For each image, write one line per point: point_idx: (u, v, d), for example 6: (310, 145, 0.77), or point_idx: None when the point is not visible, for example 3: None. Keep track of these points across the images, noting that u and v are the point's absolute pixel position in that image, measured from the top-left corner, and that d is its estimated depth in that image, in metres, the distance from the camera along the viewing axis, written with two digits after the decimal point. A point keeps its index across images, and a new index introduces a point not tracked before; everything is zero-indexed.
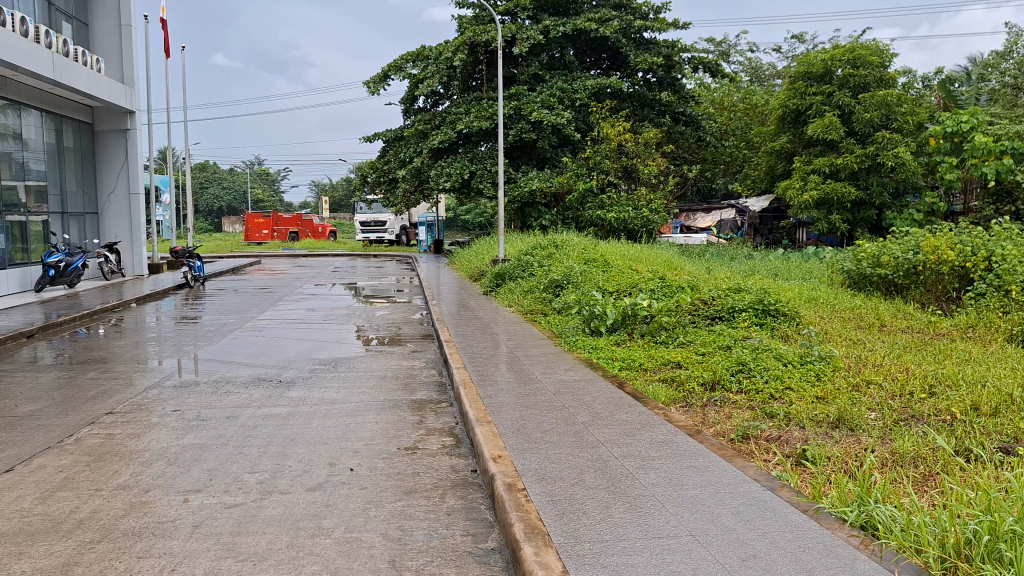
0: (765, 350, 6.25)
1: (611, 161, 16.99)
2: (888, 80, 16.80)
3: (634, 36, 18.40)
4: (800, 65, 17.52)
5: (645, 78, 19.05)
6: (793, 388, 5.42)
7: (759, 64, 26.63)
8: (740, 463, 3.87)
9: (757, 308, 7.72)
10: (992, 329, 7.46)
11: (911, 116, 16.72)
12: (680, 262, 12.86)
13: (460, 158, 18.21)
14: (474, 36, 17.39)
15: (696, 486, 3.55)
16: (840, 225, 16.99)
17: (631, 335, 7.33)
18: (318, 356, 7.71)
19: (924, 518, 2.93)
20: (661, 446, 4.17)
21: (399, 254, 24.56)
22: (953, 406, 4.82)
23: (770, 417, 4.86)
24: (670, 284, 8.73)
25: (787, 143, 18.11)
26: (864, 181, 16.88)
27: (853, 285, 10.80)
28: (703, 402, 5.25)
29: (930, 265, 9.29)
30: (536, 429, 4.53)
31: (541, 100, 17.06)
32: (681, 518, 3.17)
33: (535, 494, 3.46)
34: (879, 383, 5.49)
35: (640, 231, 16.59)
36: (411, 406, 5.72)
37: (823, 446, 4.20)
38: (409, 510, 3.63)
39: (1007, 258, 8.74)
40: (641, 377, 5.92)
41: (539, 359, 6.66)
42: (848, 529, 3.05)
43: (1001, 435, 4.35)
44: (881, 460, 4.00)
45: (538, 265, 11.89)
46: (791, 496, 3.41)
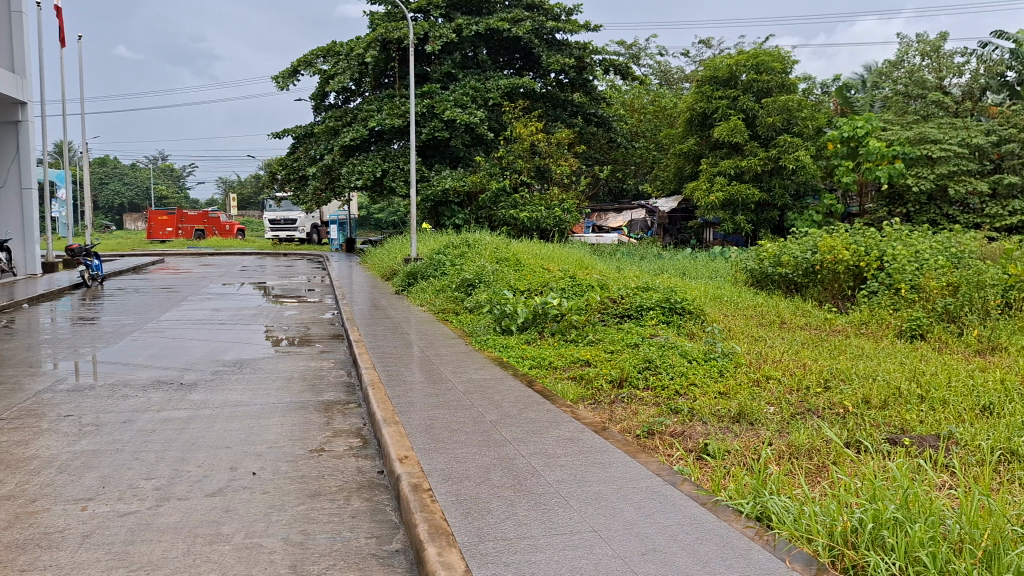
0: (671, 348, 6.39)
1: (524, 161, 17.14)
2: (789, 85, 17.39)
3: (547, 36, 18.57)
4: (707, 69, 17.92)
5: (558, 79, 19.12)
6: (696, 384, 5.56)
7: (668, 68, 27.22)
8: (643, 459, 3.95)
9: (664, 307, 7.89)
10: (883, 325, 7.80)
11: (811, 121, 17.36)
12: (591, 262, 12.92)
13: (372, 156, 17.98)
14: (386, 33, 17.19)
15: (600, 482, 3.61)
16: (745, 225, 17.52)
17: (542, 334, 7.38)
18: (224, 357, 7.51)
19: (815, 508, 3.05)
20: (568, 444, 4.21)
21: (310, 253, 24.09)
22: (846, 400, 5.03)
23: (674, 412, 4.98)
24: (580, 283, 8.81)
25: (694, 145, 18.51)
26: (767, 183, 17.46)
27: (754, 283, 11.13)
28: (611, 399, 5.34)
29: (827, 264, 9.71)
30: (445, 429, 4.52)
31: (453, 99, 17.00)
32: (585, 514, 3.21)
33: (440, 494, 3.45)
34: (777, 378, 5.68)
35: (552, 230, 16.69)
36: (318, 408, 5.62)
37: (724, 440, 4.33)
38: (313, 512, 3.57)
39: (897, 258, 9.19)
40: (550, 376, 5.95)
41: (450, 359, 6.64)
42: (744, 520, 3.15)
43: (890, 426, 4.56)
44: (778, 453, 4.15)
45: (450, 265, 11.84)
46: (691, 490, 3.50)
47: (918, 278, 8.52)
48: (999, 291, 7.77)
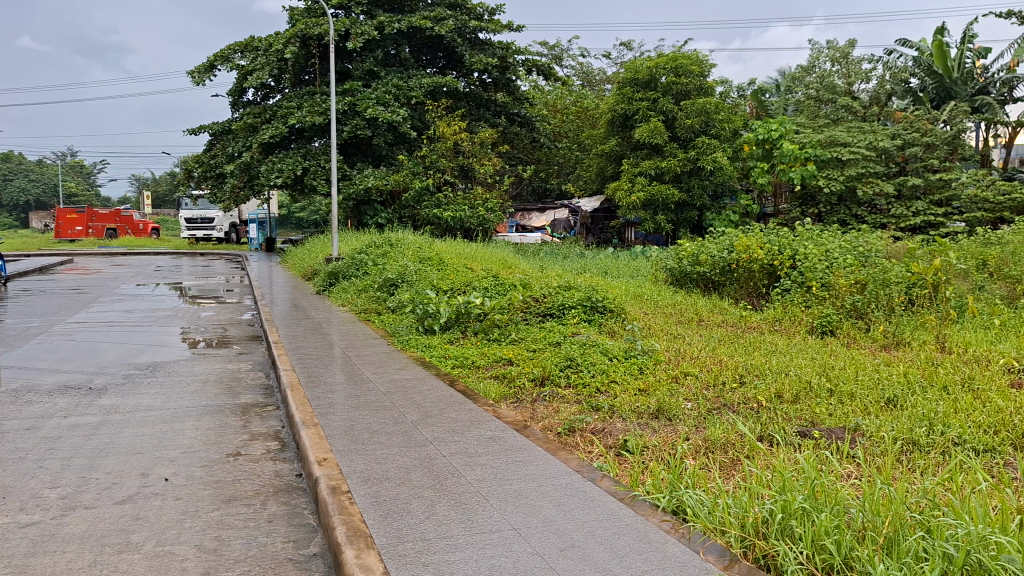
0: (592, 346, 6.48)
1: (447, 160, 17.08)
2: (707, 88, 17.79)
3: (470, 36, 18.59)
4: (627, 71, 18.14)
5: (481, 78, 19.16)
6: (617, 381, 5.64)
7: (590, 70, 27.57)
8: (563, 456, 3.99)
9: (586, 305, 7.98)
10: (796, 322, 8.06)
11: (727, 123, 17.79)
12: (515, 262, 12.89)
13: (293, 153, 17.67)
14: (306, 29, 16.90)
15: (520, 480, 3.62)
16: (665, 225, 17.82)
17: (465, 333, 7.38)
18: (136, 360, 7.26)
19: (727, 501, 3.13)
20: (490, 443, 4.22)
21: (228, 254, 23.51)
22: (760, 395, 5.18)
23: (595, 409, 5.04)
24: (503, 283, 8.85)
25: (616, 146, 18.74)
26: (686, 184, 17.84)
27: (673, 282, 11.34)
28: (533, 397, 5.37)
29: (742, 263, 9.99)
30: (365, 430, 4.47)
31: (375, 96, 16.83)
32: (504, 512, 3.23)
33: (359, 496, 3.41)
34: (695, 375, 5.81)
35: (475, 230, 16.86)
36: (235, 411, 5.49)
37: (643, 436, 4.40)
38: (227, 518, 3.49)
39: (808, 257, 9.51)
40: (473, 375, 5.94)
41: (372, 359, 6.58)
42: (660, 514, 3.21)
43: (801, 419, 4.72)
44: (694, 447, 4.25)
45: (372, 265, 11.73)
46: (609, 486, 3.55)
47: (828, 276, 8.83)
48: (903, 288, 8.10)
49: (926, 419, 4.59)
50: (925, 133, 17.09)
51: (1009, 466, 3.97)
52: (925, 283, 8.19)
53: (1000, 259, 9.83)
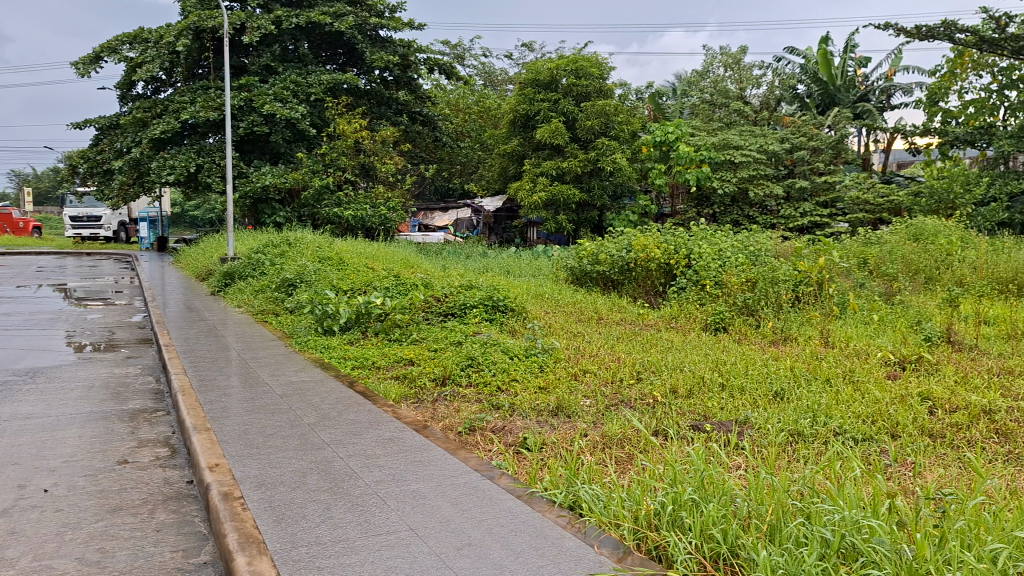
0: (493, 345, 6.51)
1: (347, 158, 16.90)
2: (606, 90, 18.09)
3: (370, 33, 18.34)
4: (528, 73, 18.29)
5: (382, 76, 18.93)
6: (518, 379, 5.70)
7: (492, 69, 27.75)
8: (462, 455, 4.00)
9: (487, 304, 8.03)
10: (691, 319, 8.31)
11: (626, 125, 18.15)
12: (417, 262, 12.73)
13: (186, 149, 17.08)
14: (199, 21, 16.35)
15: (418, 480, 3.61)
16: (566, 225, 18.06)
17: (365, 333, 7.28)
18: (15, 366, 6.88)
19: (621, 495, 3.20)
20: (388, 444, 4.19)
21: (118, 253, 22.53)
22: (655, 391, 5.33)
23: (496, 408, 5.07)
24: (404, 283, 8.81)
25: (518, 146, 18.74)
26: (586, 184, 18.14)
27: (574, 280, 11.48)
28: (434, 397, 5.36)
29: (640, 262, 10.25)
30: (259, 434, 4.37)
31: (272, 92, 16.44)
32: (402, 513, 3.21)
33: (252, 502, 3.33)
34: (594, 372, 5.92)
35: (377, 229, 16.89)
36: (122, 417, 5.28)
37: (542, 433, 4.45)
38: (112, 529, 3.35)
39: (702, 256, 9.81)
40: (373, 376, 5.88)
41: (269, 361, 6.42)
42: (557, 509, 3.26)
43: (694, 413, 4.88)
44: (592, 443, 4.33)
45: (269, 264, 11.46)
46: (508, 483, 3.58)
47: (720, 274, 9.15)
48: (790, 286, 8.46)
49: (810, 410, 4.81)
50: (812, 138, 17.90)
51: (884, 454, 4.20)
52: (810, 281, 8.59)
53: (878, 259, 10.38)
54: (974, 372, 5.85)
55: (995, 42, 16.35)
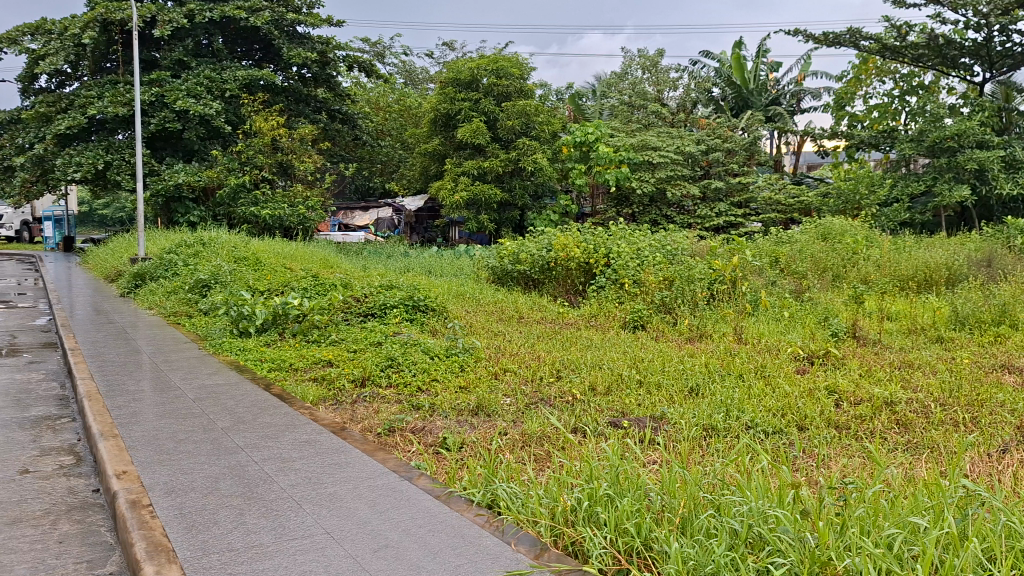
0: (414, 345, 6.48)
1: (264, 156, 16.53)
2: (527, 90, 18.20)
3: (287, 29, 18.00)
4: (449, 71, 18.21)
5: (300, 73, 18.53)
6: (439, 379, 5.69)
7: (413, 68, 27.68)
8: (381, 456, 3.97)
9: (407, 304, 7.98)
10: (610, 317, 8.41)
11: (547, 126, 18.28)
12: (336, 262, 12.51)
13: (93, 146, 16.44)
14: (107, 13, 15.78)
15: (335, 483, 3.57)
16: (488, 225, 18.09)
17: (282, 335, 7.13)
18: None
19: (539, 493, 3.23)
20: (305, 447, 4.12)
21: (21, 254, 21.54)
22: (575, 389, 5.39)
23: (416, 408, 5.05)
24: (322, 283, 8.69)
25: (438, 145, 18.63)
26: (507, 184, 18.22)
27: (495, 280, 11.48)
28: (353, 398, 5.30)
29: (560, 261, 10.36)
30: (170, 439, 4.25)
31: (185, 87, 15.97)
32: (318, 516, 3.17)
33: (162, 509, 3.24)
34: (515, 371, 5.95)
35: (297, 229, 16.82)
36: (24, 426, 5.05)
37: (462, 433, 4.45)
38: (10, 542, 3.21)
39: (621, 255, 9.97)
40: (290, 378, 5.78)
41: (181, 365, 6.24)
42: (475, 508, 3.27)
43: (612, 410, 4.95)
44: (512, 442, 4.35)
45: (182, 265, 11.14)
46: (426, 484, 3.57)
47: (639, 273, 9.30)
48: (706, 284, 8.67)
49: (723, 405, 4.93)
50: (726, 139, 18.49)
51: (792, 446, 4.34)
52: (724, 280, 8.86)
53: (788, 258, 10.73)
54: (878, 365, 6.09)
55: (896, 49, 17.19)
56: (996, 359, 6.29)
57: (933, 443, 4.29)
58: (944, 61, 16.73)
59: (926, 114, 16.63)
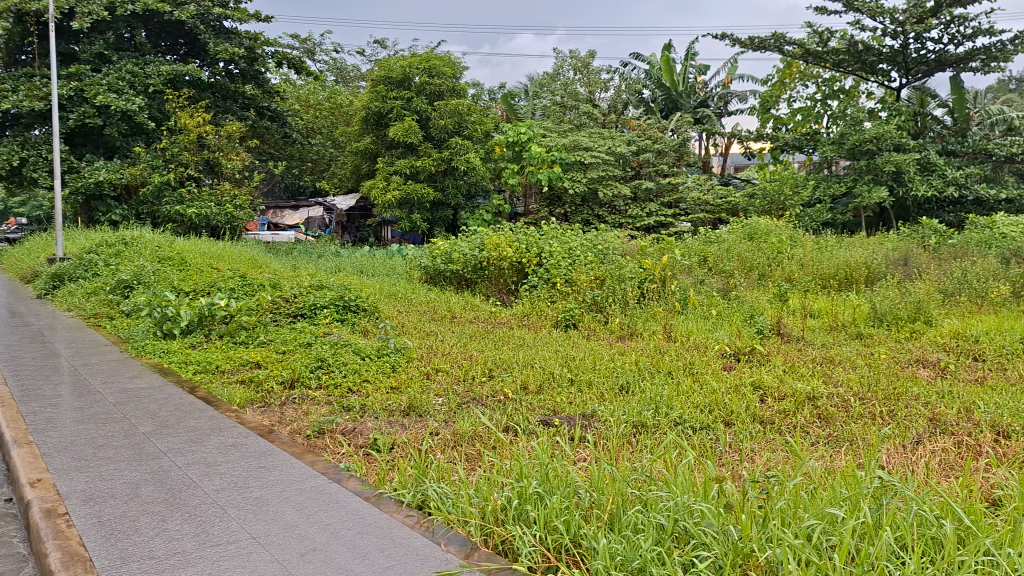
0: (345, 346, 6.40)
1: (190, 153, 16.12)
2: (459, 89, 18.19)
3: (214, 23, 17.59)
4: (381, 69, 17.96)
5: (227, 69, 18.08)
6: (369, 380, 5.64)
7: (344, 65, 27.38)
8: (309, 458, 3.91)
9: (338, 304, 7.89)
10: (542, 316, 8.45)
11: (479, 125, 18.29)
12: (264, 262, 12.27)
13: (8, 141, 15.78)
14: (21, 3, 15.17)
15: (262, 486, 3.50)
16: (421, 224, 18.00)
17: (208, 337, 6.95)
18: None
19: (469, 493, 3.22)
20: (230, 451, 4.04)
21: None
22: (507, 388, 5.40)
23: (346, 409, 4.99)
24: (250, 283, 8.53)
25: (370, 143, 18.45)
26: (440, 183, 18.16)
27: (428, 280, 11.41)
28: (282, 400, 5.21)
29: (493, 261, 10.37)
30: (89, 445, 4.11)
31: (106, 82, 15.45)
32: (243, 521, 3.10)
33: (79, 518, 3.13)
34: (447, 370, 5.93)
35: (224, 228, 16.45)
36: None
37: (392, 434, 4.42)
38: None
39: (553, 254, 10.03)
40: (217, 380, 5.64)
41: (101, 368, 6.04)
42: (405, 510, 3.24)
43: (544, 409, 4.98)
44: (443, 441, 4.34)
45: (103, 265, 10.78)
46: (356, 486, 3.52)
47: (571, 272, 9.36)
48: (636, 283, 8.80)
49: (653, 402, 5.01)
50: (656, 141, 18.71)
51: (719, 441, 4.43)
52: (654, 279, 8.99)
53: (716, 257, 10.97)
54: (801, 361, 6.27)
55: (818, 54, 17.69)
56: (912, 354, 6.53)
57: (853, 436, 4.44)
58: (863, 66, 17.38)
59: (847, 117, 17.22)
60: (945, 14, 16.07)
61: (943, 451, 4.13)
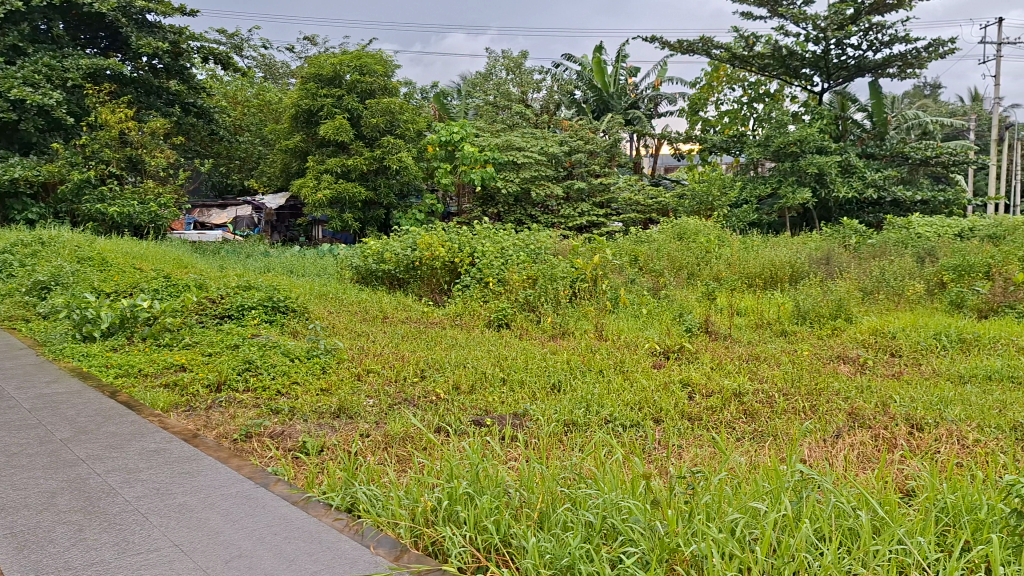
0: (273, 347, 6.29)
1: (111, 150, 15.59)
2: (391, 88, 18.07)
3: (136, 16, 17.08)
4: (310, 66, 17.73)
5: (150, 64, 17.53)
6: (298, 382, 5.55)
7: (273, 61, 26.92)
8: (235, 463, 3.82)
9: (267, 305, 7.77)
10: (475, 316, 8.43)
11: (411, 124, 18.21)
12: (190, 262, 11.96)
13: None
14: None
15: (185, 492, 3.41)
16: (352, 224, 17.78)
17: (130, 340, 6.71)
18: None
19: (398, 494, 3.20)
20: (152, 457, 3.92)
21: None
22: (439, 388, 5.39)
23: (274, 412, 4.90)
24: (175, 284, 8.31)
25: (300, 142, 18.16)
26: (372, 182, 17.98)
27: (359, 280, 11.26)
28: (208, 404, 5.08)
29: (425, 260, 10.32)
30: (1, 454, 3.93)
31: (22, 75, 14.85)
32: (164, 529, 3.02)
33: None
34: (378, 371, 5.88)
35: (147, 227, 15.99)
36: None
37: (322, 437, 4.35)
38: None
39: (485, 254, 10.05)
40: (139, 384, 5.46)
41: (15, 373, 5.80)
42: (334, 513, 3.20)
43: (476, 408, 4.98)
44: (374, 442, 4.31)
45: (19, 265, 10.35)
46: (283, 490, 3.46)
47: (503, 272, 9.38)
48: (568, 283, 8.88)
49: (584, 400, 5.06)
50: (588, 141, 18.95)
51: (649, 437, 4.50)
52: (585, 278, 9.08)
53: (647, 257, 11.15)
54: (727, 358, 6.41)
55: (744, 58, 18.11)
56: (833, 350, 6.74)
57: (777, 430, 4.55)
58: (787, 71, 17.85)
59: (772, 120, 17.66)
60: (864, 21, 16.63)
61: (861, 444, 4.27)
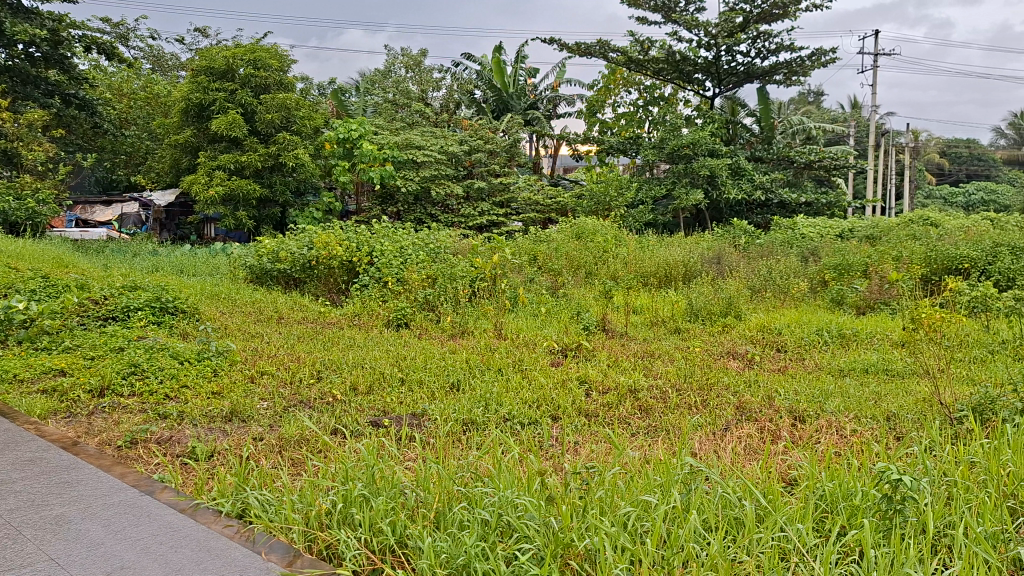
0: (161, 350, 6.04)
1: None
2: (286, 83, 17.67)
3: (10, 1, 16.14)
4: (201, 59, 17.12)
5: (26, 51, 16.33)
6: (188, 385, 5.37)
7: (160, 52, 26.05)
8: (118, 471, 3.65)
9: (154, 307, 7.48)
10: (374, 316, 8.32)
11: (308, 120, 17.97)
12: (72, 261, 11.37)
13: None
14: None
15: (63, 503, 3.24)
16: (246, 222, 17.27)
17: (4, 343, 6.32)
18: None
19: (291, 498, 3.12)
20: (27, 467, 3.70)
21: None
22: (335, 389, 5.30)
23: (161, 417, 4.71)
24: (55, 285, 7.90)
25: (191, 136, 17.53)
26: (268, 179, 17.53)
27: (252, 280, 10.92)
28: (90, 409, 4.84)
29: (322, 259, 10.15)
30: None
31: None
32: (41, 542, 2.87)
33: None
34: (272, 373, 5.74)
35: (23, 225, 14.82)
36: None
37: (213, 441, 4.22)
38: None
39: (383, 253, 9.93)
40: (13, 390, 5.15)
41: None
42: (224, 519, 3.10)
43: (374, 409, 4.93)
44: (268, 446, 4.20)
45: None
46: (170, 497, 3.33)
47: (402, 272, 9.30)
48: (467, 282, 8.89)
49: (482, 399, 5.07)
50: (488, 141, 18.96)
51: (546, 434, 4.55)
52: (484, 277, 9.11)
53: (545, 255, 11.29)
54: (623, 356, 6.54)
55: (640, 62, 18.45)
56: (722, 346, 6.98)
57: (669, 424, 4.68)
58: (680, 75, 18.35)
59: (666, 124, 18.13)
60: (752, 30, 17.27)
61: (748, 436, 4.44)
